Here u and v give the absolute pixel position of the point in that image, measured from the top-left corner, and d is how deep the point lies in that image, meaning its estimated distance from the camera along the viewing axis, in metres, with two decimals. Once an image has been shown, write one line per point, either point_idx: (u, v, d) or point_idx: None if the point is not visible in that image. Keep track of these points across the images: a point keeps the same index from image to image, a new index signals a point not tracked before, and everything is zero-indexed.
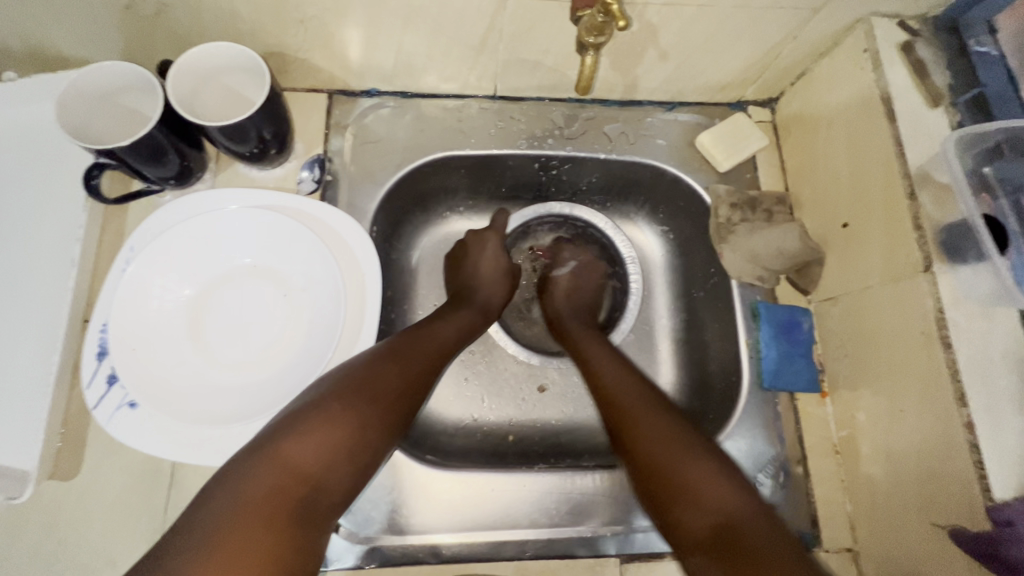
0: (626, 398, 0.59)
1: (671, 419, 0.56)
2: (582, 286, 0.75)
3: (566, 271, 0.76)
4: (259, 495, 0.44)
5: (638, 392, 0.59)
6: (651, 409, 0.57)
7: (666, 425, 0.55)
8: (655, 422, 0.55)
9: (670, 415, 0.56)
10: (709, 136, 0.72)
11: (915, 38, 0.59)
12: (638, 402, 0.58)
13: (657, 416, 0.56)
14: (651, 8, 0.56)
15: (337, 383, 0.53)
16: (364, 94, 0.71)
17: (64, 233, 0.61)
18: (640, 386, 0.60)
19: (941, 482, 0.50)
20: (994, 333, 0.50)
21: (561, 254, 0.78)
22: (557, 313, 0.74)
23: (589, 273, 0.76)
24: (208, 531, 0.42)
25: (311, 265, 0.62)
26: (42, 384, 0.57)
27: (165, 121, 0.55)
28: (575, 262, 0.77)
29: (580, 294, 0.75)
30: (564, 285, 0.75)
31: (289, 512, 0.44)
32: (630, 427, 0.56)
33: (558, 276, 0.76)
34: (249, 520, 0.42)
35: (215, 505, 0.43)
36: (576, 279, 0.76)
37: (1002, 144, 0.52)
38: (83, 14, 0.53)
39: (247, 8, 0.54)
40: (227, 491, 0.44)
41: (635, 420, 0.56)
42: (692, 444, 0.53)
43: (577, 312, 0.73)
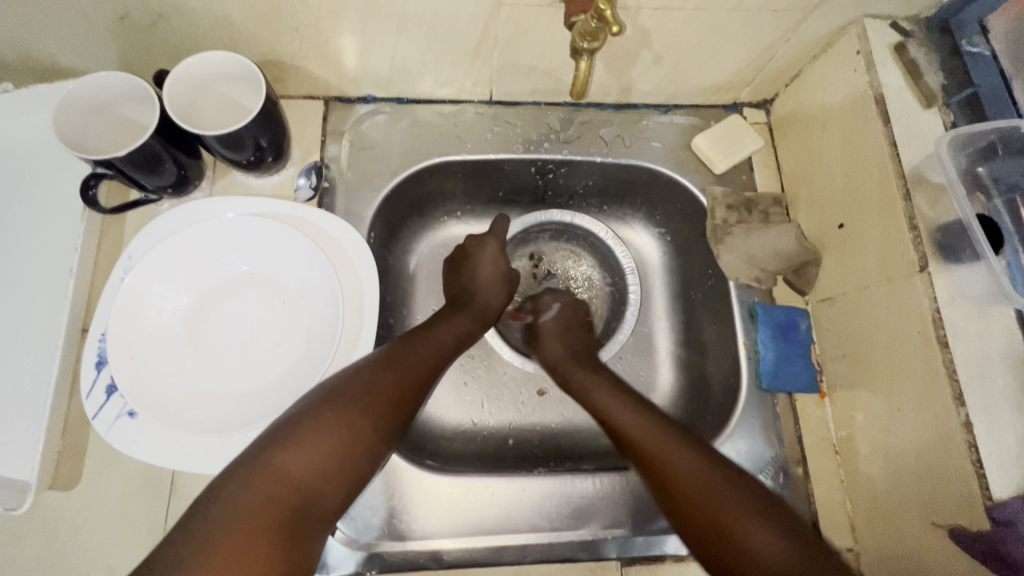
0: (703, 493, 0.52)
1: (773, 526, 0.49)
2: (569, 334, 0.73)
3: (551, 315, 0.74)
4: (252, 507, 0.44)
5: (707, 472, 0.53)
6: (739, 507, 0.50)
7: (774, 535, 0.48)
8: (759, 531, 0.48)
9: (768, 517, 0.49)
10: (704, 138, 0.72)
11: (908, 39, 0.59)
12: (728, 501, 0.51)
13: (755, 521, 0.49)
14: (644, 12, 0.56)
15: (330, 390, 0.52)
16: (360, 101, 0.71)
17: (62, 243, 0.61)
18: (711, 468, 0.53)
19: (940, 482, 0.50)
20: (990, 331, 0.50)
21: (542, 299, 0.77)
22: (554, 363, 0.71)
23: (574, 316, 0.75)
24: (201, 543, 0.42)
25: (309, 272, 0.62)
26: (41, 393, 0.57)
27: (162, 130, 0.55)
28: (558, 305, 0.76)
29: (569, 340, 0.72)
30: (551, 329, 0.73)
31: (282, 524, 0.44)
32: (729, 538, 0.49)
33: (545, 321, 0.74)
34: (242, 532, 0.42)
35: (208, 516, 0.43)
36: (559, 322, 0.74)
37: (996, 144, 0.53)
38: (79, 25, 0.53)
39: (242, 17, 0.55)
40: (220, 502, 0.44)
41: (733, 525, 0.49)
42: (812, 565, 0.46)
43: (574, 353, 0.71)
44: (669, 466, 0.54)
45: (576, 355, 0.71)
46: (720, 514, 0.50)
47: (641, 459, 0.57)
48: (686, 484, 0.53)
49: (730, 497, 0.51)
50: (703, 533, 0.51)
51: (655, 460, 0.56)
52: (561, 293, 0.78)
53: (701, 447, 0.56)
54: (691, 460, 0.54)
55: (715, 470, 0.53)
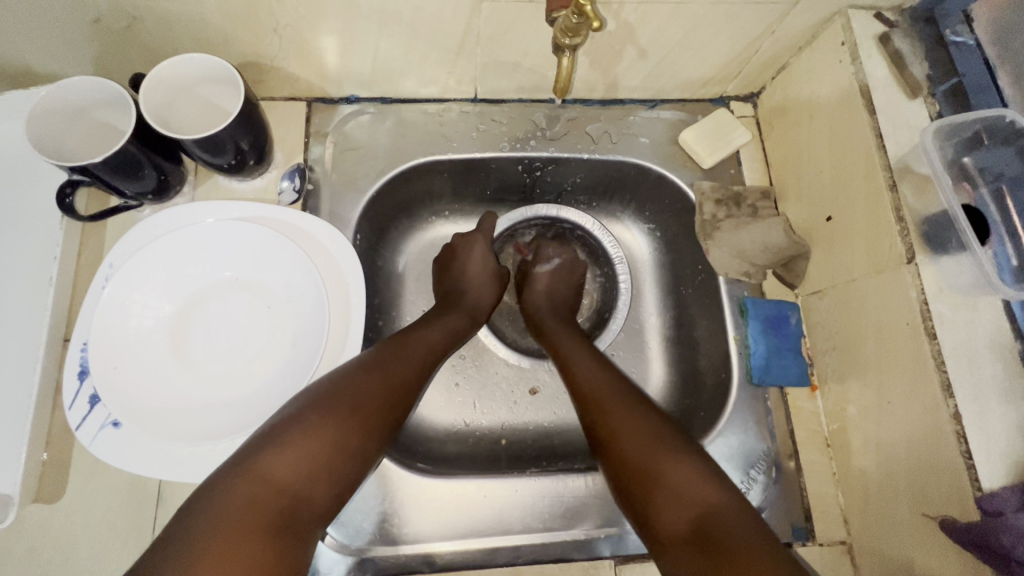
0: (637, 438, 0.53)
1: (697, 470, 0.50)
2: (557, 285, 0.76)
3: (548, 267, 0.77)
4: (237, 510, 0.43)
5: (641, 419, 0.55)
6: (670, 453, 0.51)
7: (696, 478, 0.49)
8: (683, 473, 0.50)
9: (695, 462, 0.51)
10: (691, 132, 0.72)
11: (893, 30, 0.58)
12: (659, 448, 0.52)
13: (680, 466, 0.50)
14: (627, 7, 0.56)
15: (317, 393, 0.52)
16: (343, 101, 0.70)
17: (42, 251, 0.60)
18: (652, 421, 0.55)
19: (930, 473, 0.50)
20: (978, 322, 0.50)
21: (545, 250, 0.78)
22: (537, 311, 0.75)
23: (570, 272, 0.77)
24: (185, 547, 0.41)
25: (293, 276, 0.61)
26: (22, 404, 0.56)
27: (139, 135, 0.54)
28: (558, 259, 0.77)
29: (557, 294, 0.76)
30: (543, 281, 0.76)
31: (267, 525, 0.44)
32: (655, 484, 0.50)
33: (541, 272, 0.76)
34: (226, 535, 0.42)
35: (193, 519, 0.43)
36: (555, 277, 0.76)
37: (981, 133, 0.53)
38: (51, 29, 0.52)
39: (219, 19, 0.54)
40: (205, 504, 0.43)
41: (656, 463, 0.51)
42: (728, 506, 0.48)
43: (555, 309, 0.74)
44: (609, 416, 0.56)
45: (556, 307, 0.74)
46: (647, 458, 0.52)
47: (588, 411, 0.59)
48: (621, 434, 0.54)
49: (660, 442, 0.53)
50: (626, 472, 0.52)
51: (595, 404, 0.59)
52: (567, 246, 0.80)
53: (645, 404, 0.58)
54: (635, 413, 0.56)
55: (649, 420, 0.55)
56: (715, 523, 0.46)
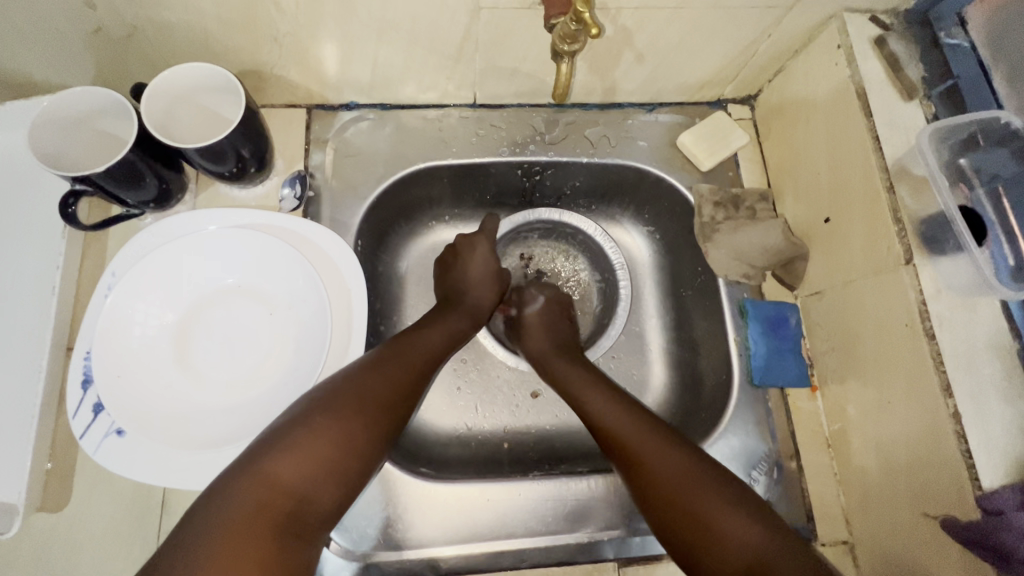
0: (674, 481, 0.52)
1: (745, 512, 0.49)
2: (552, 322, 0.73)
3: (535, 308, 0.74)
4: (245, 513, 0.43)
5: (681, 465, 0.53)
6: (715, 497, 0.50)
7: (749, 522, 0.48)
8: (734, 519, 0.48)
9: (741, 508, 0.49)
10: (689, 135, 0.72)
11: (888, 32, 0.59)
12: (703, 490, 0.51)
13: (730, 512, 0.49)
14: (624, 12, 0.56)
15: (321, 395, 0.52)
16: (343, 107, 0.70)
17: (44, 261, 0.61)
18: (688, 461, 0.53)
19: (931, 472, 0.50)
20: (976, 322, 0.50)
21: (528, 293, 0.76)
22: (539, 355, 0.71)
23: (557, 312, 0.74)
24: (194, 549, 0.41)
25: (295, 282, 0.61)
26: (26, 414, 0.56)
27: (141, 144, 0.54)
28: (543, 298, 0.75)
29: (555, 332, 0.72)
30: (537, 326, 0.72)
31: (274, 528, 0.44)
32: (705, 530, 0.49)
33: (531, 317, 0.73)
34: (236, 538, 0.42)
35: (201, 523, 0.43)
36: (545, 316, 0.74)
37: (977, 135, 0.54)
38: (53, 40, 0.53)
39: (219, 28, 0.54)
40: (213, 507, 0.44)
41: (708, 512, 0.49)
42: (786, 546, 0.46)
43: (558, 347, 0.71)
44: (646, 462, 0.54)
45: (558, 347, 0.71)
46: (689, 501, 0.50)
47: (618, 455, 0.57)
48: (661, 479, 0.53)
49: (698, 485, 0.51)
50: (680, 526, 0.50)
51: (628, 452, 0.56)
52: (549, 285, 0.78)
53: (679, 442, 0.56)
54: (669, 454, 0.54)
55: (690, 462, 0.53)
56: (771, 566, 0.45)
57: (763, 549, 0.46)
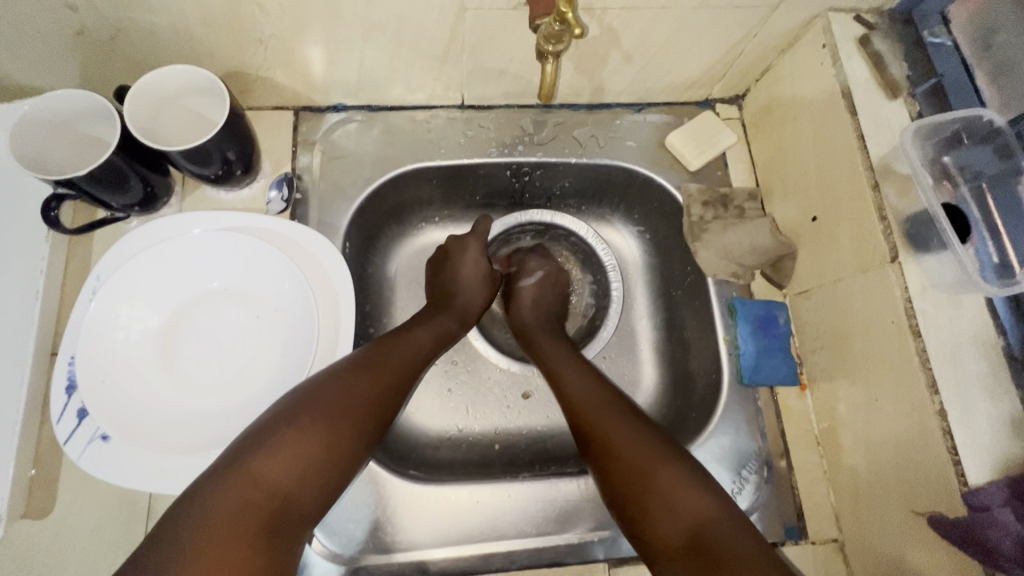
0: (631, 449, 0.53)
1: (695, 482, 0.50)
2: (545, 295, 0.75)
3: (531, 281, 0.75)
4: (229, 510, 0.43)
5: (635, 434, 0.54)
6: (661, 461, 0.51)
7: (696, 492, 0.49)
8: (682, 486, 0.49)
9: (693, 472, 0.50)
10: (677, 135, 0.73)
11: (872, 31, 0.59)
12: (654, 459, 0.51)
13: (680, 480, 0.50)
14: (609, 12, 0.56)
15: (308, 394, 0.52)
16: (331, 109, 0.70)
17: (28, 265, 0.60)
18: (644, 431, 0.54)
19: (918, 469, 0.50)
20: (963, 319, 0.50)
21: (528, 263, 0.77)
22: (523, 326, 0.73)
23: (555, 281, 0.76)
24: (176, 548, 0.41)
25: (282, 285, 0.61)
26: (9, 420, 0.56)
27: (125, 147, 0.54)
28: (540, 272, 0.76)
29: (543, 305, 0.75)
30: (529, 295, 0.74)
31: (259, 528, 0.44)
32: (653, 496, 0.49)
33: (524, 287, 0.75)
34: (220, 538, 0.42)
35: (185, 521, 0.42)
36: (542, 287, 0.75)
37: (961, 133, 0.54)
38: (35, 43, 0.52)
39: (203, 30, 0.54)
40: (197, 506, 0.43)
41: (653, 476, 0.50)
42: (723, 518, 0.47)
43: (543, 321, 0.73)
44: (605, 430, 0.55)
45: (543, 322, 0.73)
46: (640, 466, 0.51)
47: (579, 424, 0.58)
48: (617, 445, 0.54)
49: (652, 454, 0.52)
50: (623, 489, 0.51)
51: (586, 421, 0.57)
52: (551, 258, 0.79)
53: (635, 413, 0.57)
54: (625, 424, 0.55)
55: (644, 432, 0.54)
56: (711, 536, 0.46)
57: (699, 517, 0.47)
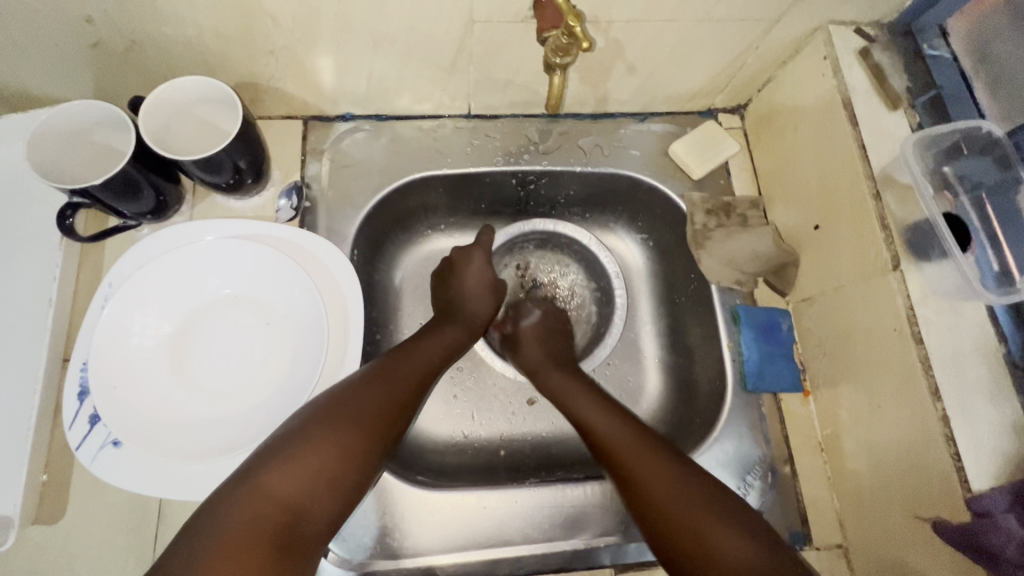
0: (665, 495, 0.52)
1: (742, 530, 0.49)
2: (546, 335, 0.73)
3: (531, 321, 0.74)
4: (242, 523, 0.44)
5: (678, 481, 0.53)
6: (706, 511, 0.50)
7: (741, 539, 0.48)
8: (725, 536, 0.49)
9: (731, 518, 0.50)
10: (681, 144, 0.74)
11: (872, 43, 0.60)
12: (699, 509, 0.51)
13: (726, 529, 0.49)
14: (615, 25, 0.57)
15: (320, 407, 0.53)
16: (339, 119, 0.71)
17: (41, 272, 0.61)
18: (679, 475, 0.54)
19: (921, 474, 0.51)
20: (963, 326, 0.51)
21: (524, 305, 0.77)
22: (535, 366, 0.70)
23: (553, 324, 0.75)
24: (189, 561, 0.42)
25: (292, 292, 0.62)
26: (22, 426, 0.56)
27: (139, 157, 0.55)
28: (539, 312, 0.76)
29: (547, 339, 0.73)
30: (530, 333, 0.73)
31: (271, 540, 0.44)
32: (698, 544, 0.49)
33: (525, 326, 0.74)
34: (232, 551, 0.42)
35: (199, 535, 0.43)
36: (540, 328, 0.74)
37: (960, 143, 0.55)
38: (50, 54, 0.53)
39: (216, 41, 0.55)
40: (211, 519, 0.44)
41: (702, 529, 0.49)
42: (778, 565, 0.47)
43: (554, 360, 0.71)
44: (636, 474, 0.55)
45: (556, 359, 0.70)
46: (687, 518, 0.50)
47: (610, 465, 0.57)
48: (653, 490, 0.53)
49: (693, 500, 0.51)
50: (673, 541, 0.50)
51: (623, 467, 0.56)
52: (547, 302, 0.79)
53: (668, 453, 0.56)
54: (659, 466, 0.54)
55: (682, 476, 0.53)
56: None
57: (754, 568, 0.46)
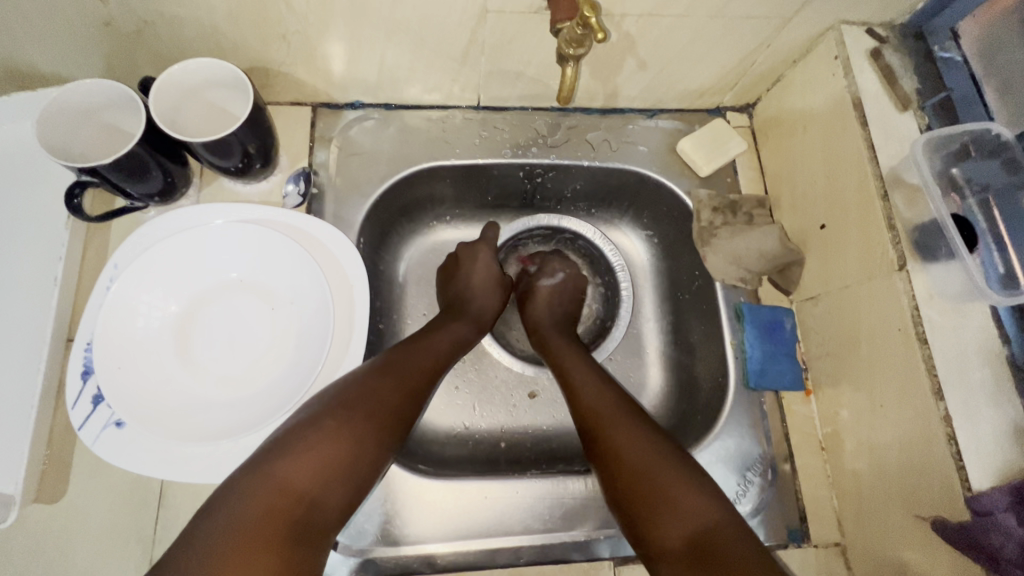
0: (636, 454, 0.54)
1: (699, 487, 0.51)
2: (560, 296, 0.76)
3: (551, 282, 0.76)
4: (254, 516, 0.44)
5: (642, 436, 0.56)
6: (670, 467, 0.52)
7: (702, 497, 0.50)
8: (694, 498, 0.50)
9: (700, 482, 0.51)
10: (689, 141, 0.74)
11: (883, 45, 0.61)
12: (665, 465, 0.53)
13: (686, 487, 0.51)
14: (629, 19, 0.57)
15: (329, 399, 0.53)
16: (348, 107, 0.71)
17: (46, 252, 0.61)
18: (650, 436, 0.56)
19: (922, 473, 0.51)
20: (967, 327, 0.52)
21: (550, 263, 0.78)
22: (536, 324, 0.74)
23: (573, 287, 0.77)
24: (203, 554, 0.41)
25: (299, 277, 0.62)
26: (24, 404, 0.56)
27: (149, 138, 0.55)
28: (562, 274, 0.77)
29: (558, 306, 0.75)
30: (546, 294, 0.75)
31: (284, 533, 0.44)
32: (663, 500, 0.50)
33: (543, 285, 0.76)
34: (246, 544, 0.42)
35: (211, 527, 0.43)
36: (557, 291, 0.76)
37: (969, 145, 0.55)
38: (61, 31, 0.53)
39: (229, 24, 0.55)
40: (223, 511, 0.44)
41: (662, 484, 0.51)
42: (729, 520, 0.49)
43: (557, 322, 0.74)
44: (610, 436, 0.57)
45: (557, 322, 0.74)
46: (651, 472, 0.52)
47: (586, 424, 0.60)
48: (620, 447, 0.55)
49: (658, 457, 0.54)
50: (630, 492, 0.52)
51: (597, 424, 0.58)
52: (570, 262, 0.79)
53: (640, 416, 0.58)
54: (635, 432, 0.56)
55: (648, 436, 0.56)
56: (716, 538, 0.48)
57: (706, 521, 0.49)
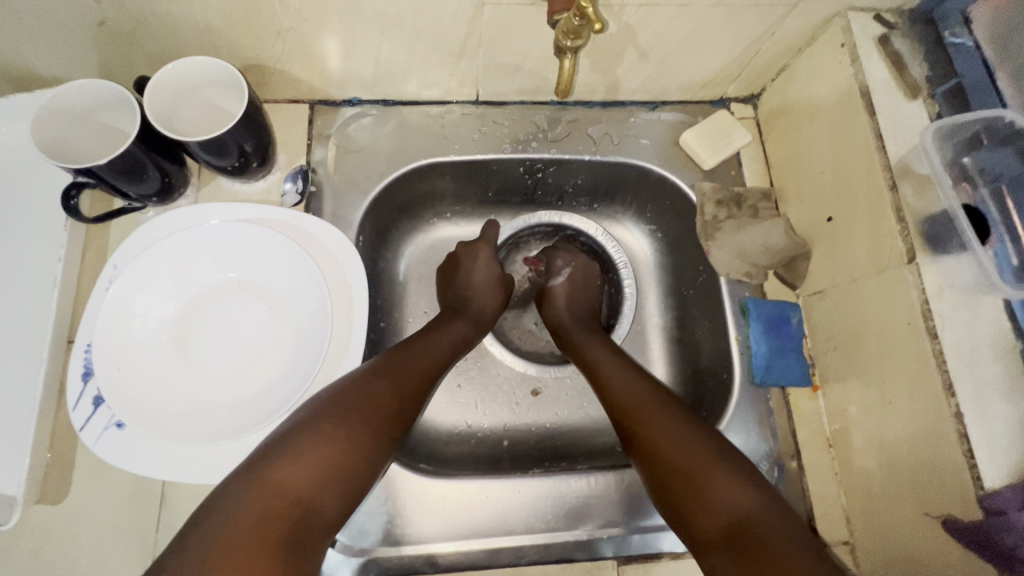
0: (672, 444, 0.54)
1: (735, 478, 0.50)
2: (578, 294, 0.74)
3: (563, 280, 0.75)
4: (251, 518, 0.43)
5: (682, 429, 0.55)
6: (710, 460, 0.51)
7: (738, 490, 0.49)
8: (730, 487, 0.49)
9: (738, 470, 0.51)
10: (692, 133, 0.72)
11: (892, 31, 0.59)
12: (703, 455, 0.52)
13: (726, 479, 0.50)
14: (628, 9, 0.56)
15: (324, 402, 0.52)
16: (346, 103, 0.70)
17: (46, 254, 0.61)
18: (685, 425, 0.55)
19: (933, 471, 0.50)
20: (978, 320, 0.50)
21: (555, 261, 0.76)
22: (559, 323, 0.73)
23: (585, 279, 0.76)
24: (198, 555, 0.41)
25: (296, 276, 0.61)
26: (26, 406, 0.56)
27: (145, 137, 0.55)
28: (569, 270, 0.75)
29: (577, 302, 0.74)
30: (563, 295, 0.74)
31: (281, 536, 0.43)
32: (700, 488, 0.50)
33: (555, 286, 0.74)
34: (242, 545, 0.42)
35: (206, 530, 0.42)
36: (572, 288, 0.75)
37: (981, 133, 0.53)
38: (54, 32, 0.52)
39: (223, 22, 0.54)
40: (219, 514, 0.43)
41: (702, 475, 0.51)
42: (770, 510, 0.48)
43: (578, 320, 0.73)
44: (648, 426, 0.56)
45: (580, 318, 0.73)
46: (689, 463, 0.52)
47: (622, 416, 0.59)
48: (660, 438, 0.55)
49: (698, 447, 0.53)
50: (674, 482, 0.52)
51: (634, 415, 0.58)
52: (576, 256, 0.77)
53: (675, 407, 0.58)
54: (674, 423, 0.56)
55: (687, 427, 0.55)
56: (755, 527, 0.46)
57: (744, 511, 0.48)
